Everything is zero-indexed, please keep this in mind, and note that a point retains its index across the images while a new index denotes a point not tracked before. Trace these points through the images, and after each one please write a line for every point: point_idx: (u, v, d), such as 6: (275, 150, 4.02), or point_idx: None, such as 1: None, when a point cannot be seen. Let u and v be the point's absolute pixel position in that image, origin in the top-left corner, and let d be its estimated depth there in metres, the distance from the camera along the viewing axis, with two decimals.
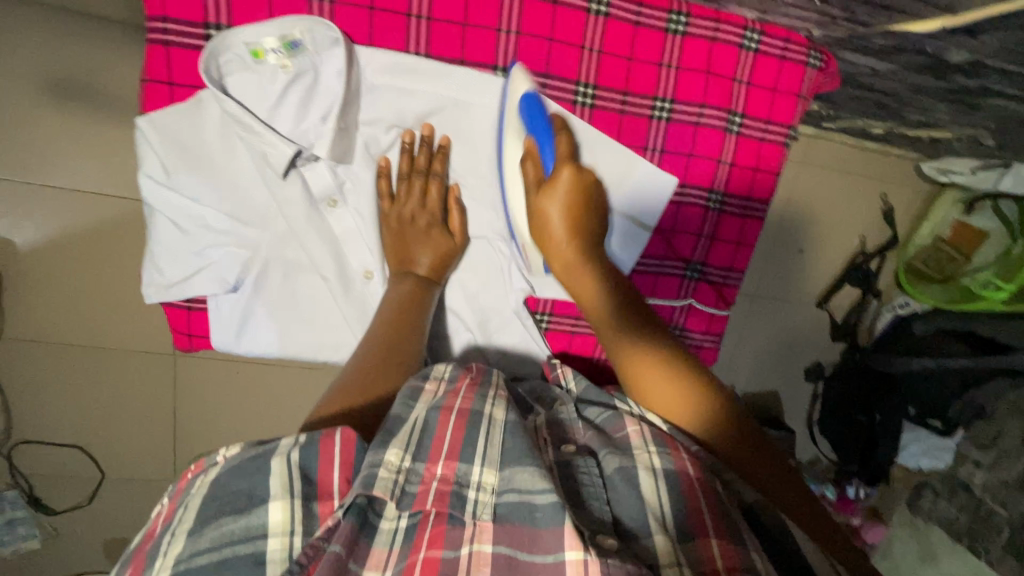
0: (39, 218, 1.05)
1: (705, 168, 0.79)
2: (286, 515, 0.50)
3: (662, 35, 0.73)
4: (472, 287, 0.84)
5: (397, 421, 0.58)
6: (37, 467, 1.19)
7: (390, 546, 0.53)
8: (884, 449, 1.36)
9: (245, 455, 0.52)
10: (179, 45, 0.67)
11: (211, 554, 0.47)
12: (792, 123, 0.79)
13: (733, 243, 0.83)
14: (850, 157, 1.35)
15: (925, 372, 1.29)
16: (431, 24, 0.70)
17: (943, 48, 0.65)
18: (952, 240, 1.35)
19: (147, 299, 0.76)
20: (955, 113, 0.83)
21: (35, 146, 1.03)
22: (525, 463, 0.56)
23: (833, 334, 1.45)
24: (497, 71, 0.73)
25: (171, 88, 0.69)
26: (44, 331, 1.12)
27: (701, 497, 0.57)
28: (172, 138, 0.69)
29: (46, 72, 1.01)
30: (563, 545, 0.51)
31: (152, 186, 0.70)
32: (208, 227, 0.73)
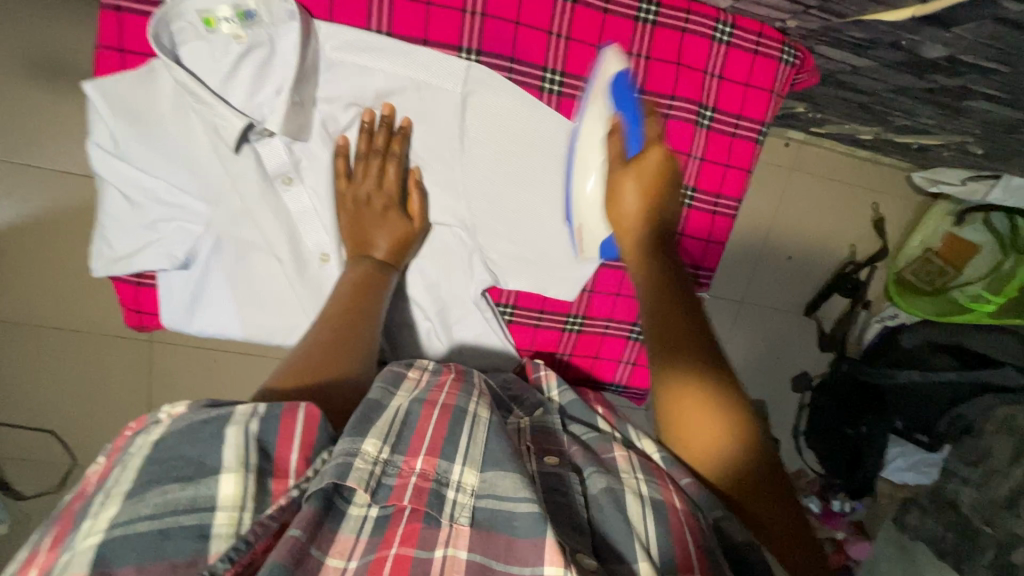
0: (15, 197, 1.04)
1: (675, 160, 0.77)
2: (239, 491, 0.45)
3: (632, 23, 0.73)
4: (432, 275, 0.83)
5: (377, 407, 0.58)
6: (7, 450, 1.17)
7: (357, 534, 0.50)
8: (871, 463, 1.35)
9: (196, 419, 0.48)
10: (132, 12, 0.68)
11: (148, 524, 0.42)
12: (765, 120, 0.78)
13: (705, 240, 0.80)
14: (840, 164, 1.34)
15: (912, 385, 1.27)
16: (395, 3, 0.70)
17: (918, 42, 0.65)
18: (942, 251, 1.33)
19: (93, 273, 0.75)
20: (941, 117, 0.82)
21: (15, 124, 1.02)
22: (505, 468, 0.55)
23: (822, 344, 1.43)
24: (462, 53, 0.73)
25: (121, 55, 0.69)
26: (18, 312, 1.10)
27: (688, 532, 0.55)
28: (122, 106, 0.68)
29: (29, 49, 1.01)
30: (542, 561, 0.48)
31: (101, 156, 0.69)
32: (158, 200, 0.72)
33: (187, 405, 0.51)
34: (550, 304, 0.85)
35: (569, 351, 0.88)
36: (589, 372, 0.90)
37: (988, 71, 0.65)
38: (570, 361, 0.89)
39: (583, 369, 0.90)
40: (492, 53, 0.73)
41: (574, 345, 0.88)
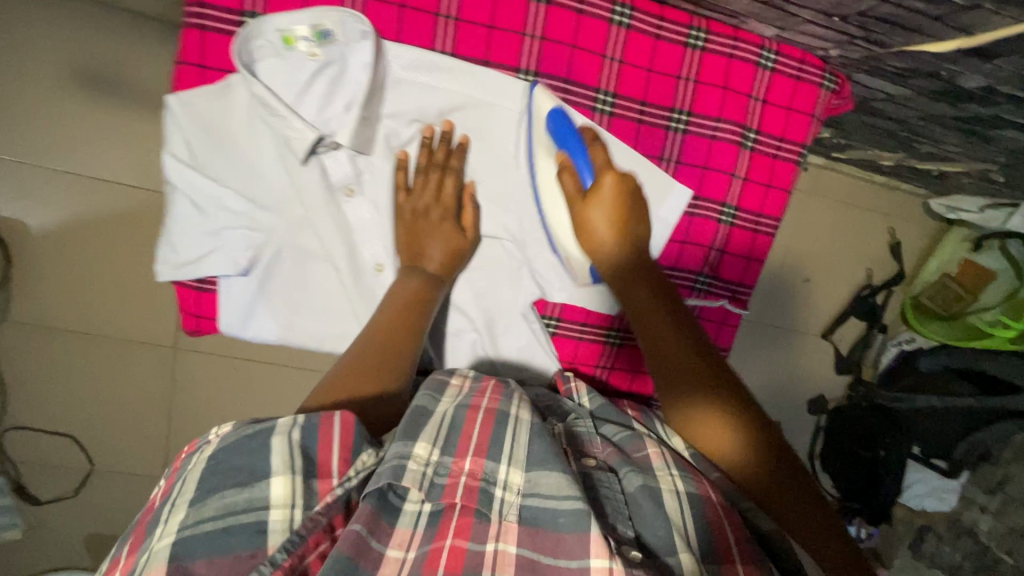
0: (54, 204, 1.07)
1: (718, 181, 0.79)
2: (288, 492, 0.51)
3: (682, 49, 0.74)
4: (481, 286, 0.84)
5: (423, 412, 0.60)
6: (26, 454, 1.18)
7: (414, 527, 0.55)
8: (889, 488, 1.33)
9: (241, 434, 0.54)
10: (213, 29, 0.70)
11: (214, 523, 0.49)
12: (806, 143, 0.80)
13: (744, 258, 0.82)
14: (858, 189, 1.36)
15: (930, 410, 1.27)
16: (458, 24, 0.72)
17: (959, 72, 0.69)
18: (958, 277, 1.33)
19: (159, 277, 0.76)
20: (967, 144, 0.85)
21: (57, 132, 1.05)
22: (550, 466, 0.56)
23: (837, 366, 1.44)
24: (519, 74, 0.75)
25: (203, 70, 0.71)
26: (47, 316, 1.12)
27: (724, 523, 0.59)
28: (199, 122, 0.71)
29: (73, 60, 1.04)
30: (588, 553, 0.51)
31: (177, 166, 0.72)
32: (225, 208, 0.74)
33: (232, 423, 0.56)
34: (592, 317, 0.86)
35: (608, 365, 0.89)
36: (627, 389, 0.90)
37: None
38: (608, 375, 0.89)
39: (620, 385, 0.90)
40: (549, 74, 0.75)
41: (613, 360, 0.88)
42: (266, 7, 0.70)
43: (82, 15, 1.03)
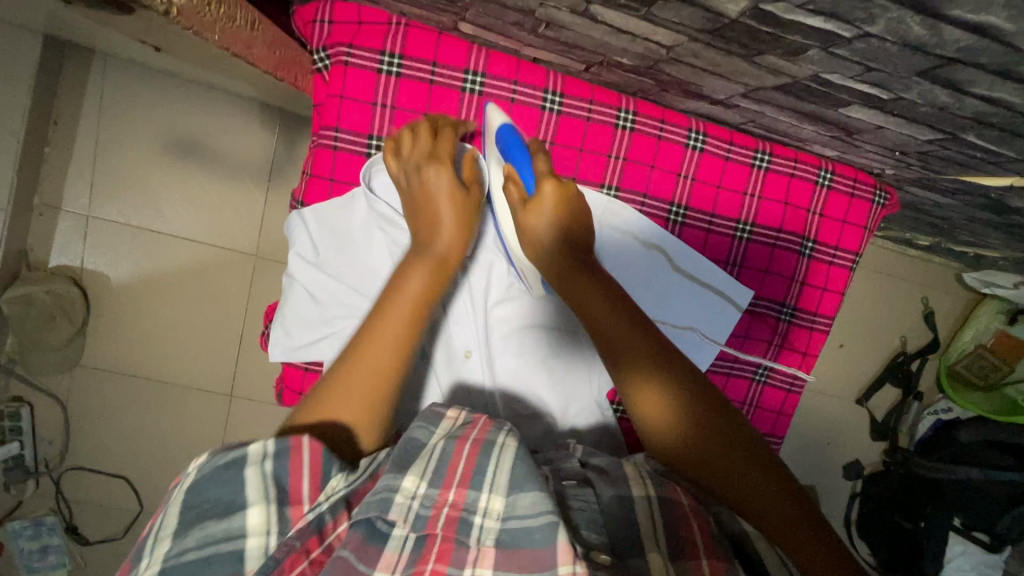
0: (135, 257, 1.15)
1: (779, 284, 0.76)
2: (264, 518, 0.46)
3: (748, 169, 0.73)
4: (559, 372, 0.74)
5: (411, 445, 0.53)
6: (79, 494, 1.21)
7: (400, 551, 0.47)
8: (929, 562, 1.30)
9: (216, 462, 0.48)
10: (345, 151, 0.68)
11: (196, 553, 0.44)
12: (860, 252, 0.78)
13: (801, 352, 0.78)
14: (892, 260, 1.41)
15: (972, 484, 1.25)
16: (552, 147, 0.70)
17: (1007, 195, 0.66)
18: (993, 348, 1.35)
19: (271, 358, 0.71)
20: (1007, 240, 0.86)
21: (144, 193, 1.13)
22: (528, 488, 0.49)
23: (873, 433, 1.45)
24: (604, 189, 0.72)
25: (330, 184, 0.69)
26: (116, 360, 1.18)
27: (697, 530, 0.51)
28: (325, 225, 0.70)
29: (164, 130, 1.13)
30: (557, 561, 0.44)
31: (301, 264, 0.70)
32: (341, 302, 0.70)
33: (206, 453, 0.49)
34: None
35: None
36: None
37: None
38: None
39: None
40: (628, 191, 0.72)
41: None
42: (343, 123, 0.68)
43: (176, 89, 1.12)
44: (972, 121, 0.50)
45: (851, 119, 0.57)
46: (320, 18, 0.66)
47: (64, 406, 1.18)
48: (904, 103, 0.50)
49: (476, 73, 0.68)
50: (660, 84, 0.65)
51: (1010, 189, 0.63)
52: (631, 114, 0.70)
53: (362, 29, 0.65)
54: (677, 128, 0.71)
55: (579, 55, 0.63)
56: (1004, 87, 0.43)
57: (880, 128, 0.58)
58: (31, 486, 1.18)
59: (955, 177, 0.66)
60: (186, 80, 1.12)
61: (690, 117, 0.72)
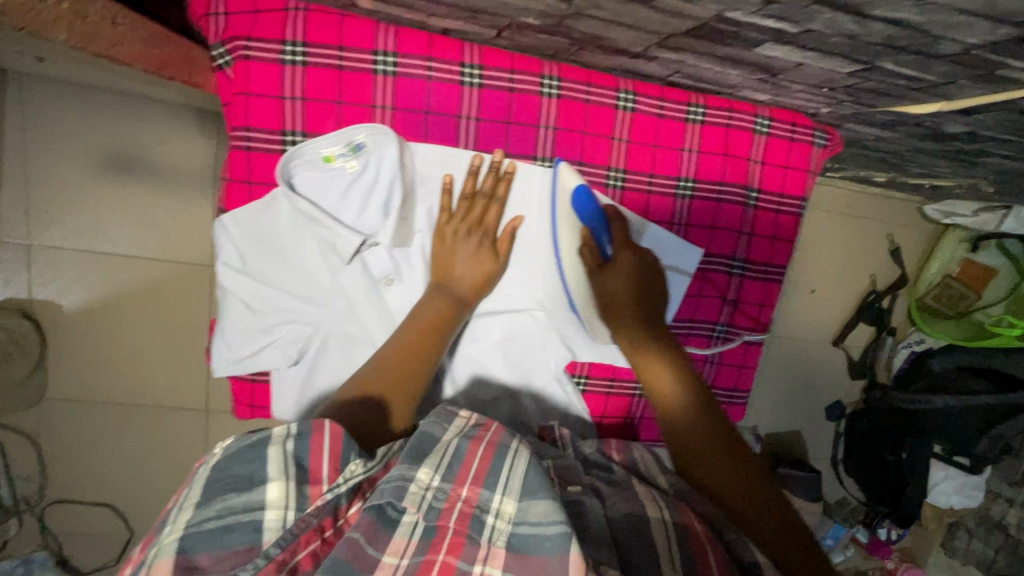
0: (86, 283, 1.11)
1: (727, 238, 0.75)
2: (283, 493, 0.47)
3: (683, 124, 0.71)
4: (514, 354, 0.76)
5: (427, 439, 0.55)
6: (67, 527, 1.20)
7: (409, 536, 0.49)
8: (914, 490, 1.37)
9: (243, 442, 0.50)
10: (259, 150, 0.65)
11: (216, 522, 0.45)
12: (805, 196, 0.77)
13: (757, 306, 0.79)
14: (856, 201, 1.39)
15: (948, 410, 1.30)
16: (479, 123, 0.68)
17: (942, 122, 0.65)
18: (960, 277, 1.37)
19: (215, 372, 0.70)
20: (958, 169, 0.84)
21: (84, 214, 1.09)
22: (540, 495, 0.51)
23: (851, 371, 1.48)
24: (538, 160, 0.70)
25: (249, 186, 0.66)
26: (82, 390, 1.15)
27: (709, 551, 0.51)
28: (250, 231, 0.66)
29: (95, 147, 1.08)
30: (565, 568, 0.44)
31: (229, 274, 0.66)
32: (277, 307, 0.68)
33: (235, 436, 0.52)
34: (623, 370, 0.79)
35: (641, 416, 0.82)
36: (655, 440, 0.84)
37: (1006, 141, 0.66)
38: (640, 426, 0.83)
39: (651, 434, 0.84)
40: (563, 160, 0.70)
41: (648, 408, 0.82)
42: (252, 120, 0.64)
43: (99, 103, 1.06)
44: (884, 47, 0.49)
45: (768, 58, 0.56)
46: (213, 9, 0.61)
47: (36, 442, 1.15)
48: (815, 34, 0.48)
49: (386, 53, 0.63)
50: (576, 44, 0.62)
51: (941, 115, 0.62)
52: (554, 79, 0.67)
53: (257, 18, 0.61)
54: (604, 88, 0.69)
55: (485, 20, 0.60)
56: (903, 8, 0.41)
57: (800, 64, 0.56)
58: (14, 525, 1.16)
59: (887, 109, 0.65)
60: (109, 91, 1.06)
61: (618, 76, 0.70)
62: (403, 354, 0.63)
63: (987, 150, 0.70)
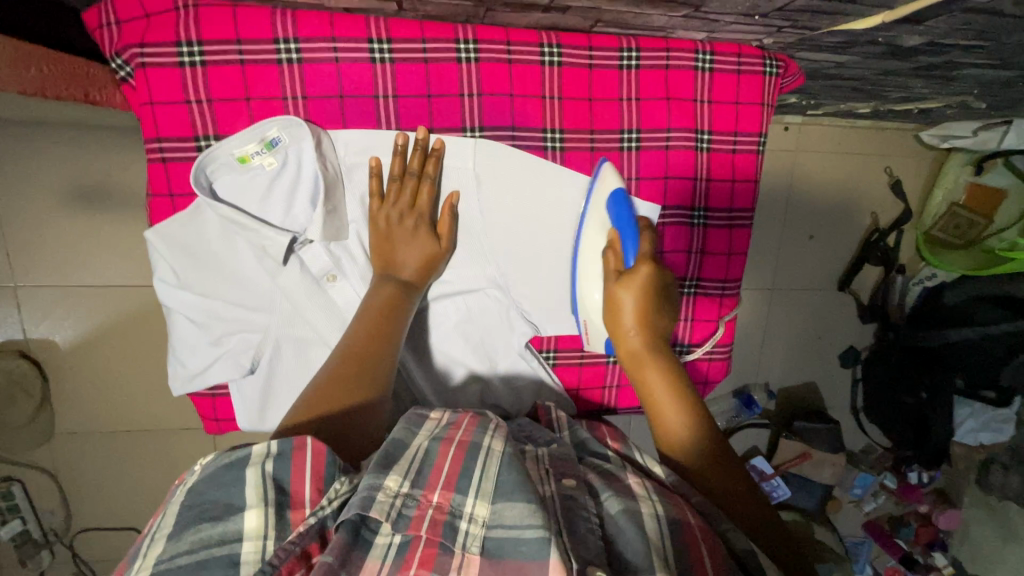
0: (75, 317, 1.12)
1: (682, 188, 0.72)
2: (261, 521, 0.44)
3: (616, 72, 0.68)
4: (476, 335, 0.75)
5: (397, 446, 0.53)
6: (97, 553, 1.25)
7: (382, 559, 0.46)
8: (939, 429, 1.33)
9: (220, 463, 0.47)
10: (176, 159, 0.64)
11: (190, 556, 0.42)
12: (763, 130, 0.72)
13: (725, 255, 0.76)
14: (848, 137, 1.31)
15: (966, 342, 1.26)
16: (398, 99, 0.65)
17: (895, 36, 0.60)
18: (966, 203, 1.30)
19: (174, 392, 0.70)
20: (936, 86, 0.78)
21: (63, 249, 1.09)
22: (517, 496, 0.49)
23: (862, 315, 1.41)
24: (467, 132, 0.67)
25: (172, 199, 0.65)
26: (88, 421, 1.18)
27: (704, 548, 0.48)
28: (179, 244, 0.65)
29: (60, 180, 1.07)
30: (546, 570, 0.44)
31: (167, 291, 0.66)
32: (222, 319, 0.67)
33: (210, 455, 0.48)
34: None
35: (616, 384, 0.81)
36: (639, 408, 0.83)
37: (971, 47, 0.61)
38: (617, 395, 0.82)
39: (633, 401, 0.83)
40: (494, 127, 0.68)
41: (620, 376, 0.81)
42: (162, 130, 0.63)
43: (56, 136, 1.05)
44: None
45: None
46: (105, 20, 0.60)
47: (53, 475, 1.19)
48: None
49: (287, 39, 0.61)
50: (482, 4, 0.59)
51: (889, 28, 0.58)
52: (471, 42, 0.64)
53: (151, 22, 0.60)
54: (527, 45, 0.65)
55: None
56: None
57: None
58: (47, 556, 1.22)
59: (832, 30, 0.60)
60: (62, 123, 1.04)
61: (539, 30, 0.67)
62: (355, 347, 0.60)
63: (956, 59, 0.65)
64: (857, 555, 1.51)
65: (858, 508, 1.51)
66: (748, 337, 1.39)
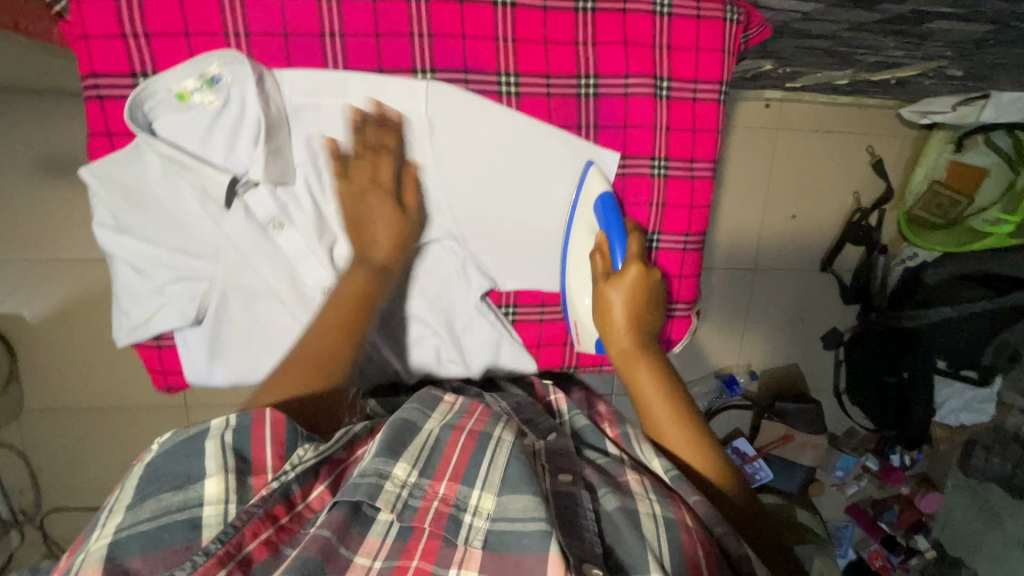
0: (44, 291, 1.10)
1: (643, 138, 0.72)
2: (222, 487, 0.46)
3: (572, 15, 0.68)
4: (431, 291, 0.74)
5: (409, 430, 0.56)
6: (69, 534, 1.23)
7: (383, 537, 0.49)
8: (920, 407, 1.34)
9: (178, 437, 0.48)
10: (112, 97, 0.63)
11: (149, 524, 0.43)
12: (722, 78, 0.73)
13: (687, 208, 0.75)
14: (829, 115, 1.30)
15: (947, 322, 1.25)
16: (344, 40, 0.64)
17: None
18: (949, 181, 1.30)
19: (117, 343, 0.69)
20: (908, 46, 0.77)
21: (29, 221, 1.07)
22: (523, 489, 0.50)
23: (845, 298, 1.41)
24: (417, 75, 0.67)
25: (109, 138, 0.64)
26: (58, 399, 1.16)
27: (701, 552, 0.51)
28: (118, 185, 0.63)
29: (26, 150, 1.04)
30: (546, 569, 0.44)
31: (104, 234, 0.64)
32: (163, 266, 0.65)
33: (171, 430, 0.50)
34: (551, 296, 0.78)
35: (578, 342, 0.81)
36: (604, 366, 0.82)
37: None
38: (580, 354, 0.82)
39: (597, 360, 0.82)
40: (445, 70, 0.67)
41: None
42: (96, 66, 0.62)
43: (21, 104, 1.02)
44: None
45: None
46: None
47: (23, 453, 1.17)
48: None
49: None
50: None
51: None
52: None
53: None
54: None
55: None
56: None
57: None
58: (16, 537, 1.20)
59: None
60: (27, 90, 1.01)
61: None
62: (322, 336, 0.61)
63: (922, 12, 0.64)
64: (840, 537, 1.50)
65: (841, 492, 1.49)
66: (731, 317, 1.38)
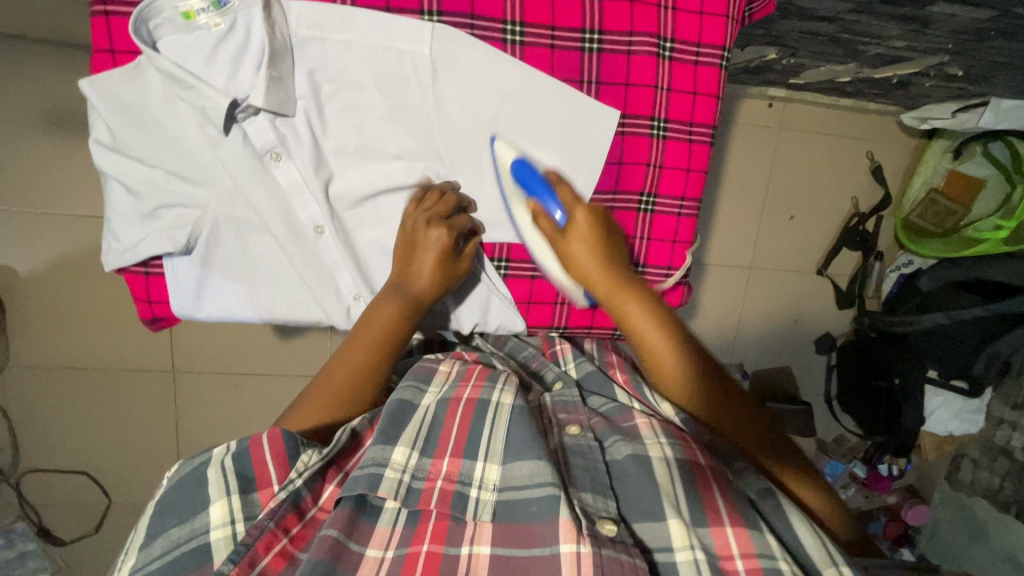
0: (38, 245, 1.09)
1: (643, 97, 0.73)
2: (227, 509, 0.49)
3: None
4: None
5: (407, 408, 0.58)
6: (45, 497, 1.21)
7: (392, 526, 0.51)
8: (910, 415, 1.30)
9: (183, 472, 0.52)
10: (121, 14, 0.62)
11: (161, 559, 0.47)
12: (727, 43, 0.73)
13: (684, 171, 0.76)
14: (830, 117, 1.32)
15: (941, 329, 1.24)
16: None
17: None
18: (945, 190, 1.30)
19: (105, 266, 0.69)
20: (910, 36, 0.79)
21: (30, 172, 1.06)
22: (528, 454, 0.53)
23: (839, 302, 1.42)
24: (424, 16, 0.66)
25: (113, 55, 0.63)
26: (45, 357, 1.14)
27: (715, 487, 0.55)
28: (116, 102, 0.62)
29: (31, 100, 1.04)
30: (557, 538, 0.48)
31: (101, 151, 0.64)
32: (157, 189, 0.65)
33: (179, 463, 0.53)
34: None
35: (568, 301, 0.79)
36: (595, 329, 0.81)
37: None
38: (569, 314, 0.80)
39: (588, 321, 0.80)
40: (452, 13, 0.67)
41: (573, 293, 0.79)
42: None
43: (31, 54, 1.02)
44: None
45: None
46: None
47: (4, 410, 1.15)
48: None
49: None
50: None
51: None
52: None
53: None
54: None
55: None
56: None
57: None
58: None
59: None
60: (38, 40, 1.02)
61: None
62: (355, 365, 0.65)
63: None
64: None
65: None
66: (726, 315, 1.38)
